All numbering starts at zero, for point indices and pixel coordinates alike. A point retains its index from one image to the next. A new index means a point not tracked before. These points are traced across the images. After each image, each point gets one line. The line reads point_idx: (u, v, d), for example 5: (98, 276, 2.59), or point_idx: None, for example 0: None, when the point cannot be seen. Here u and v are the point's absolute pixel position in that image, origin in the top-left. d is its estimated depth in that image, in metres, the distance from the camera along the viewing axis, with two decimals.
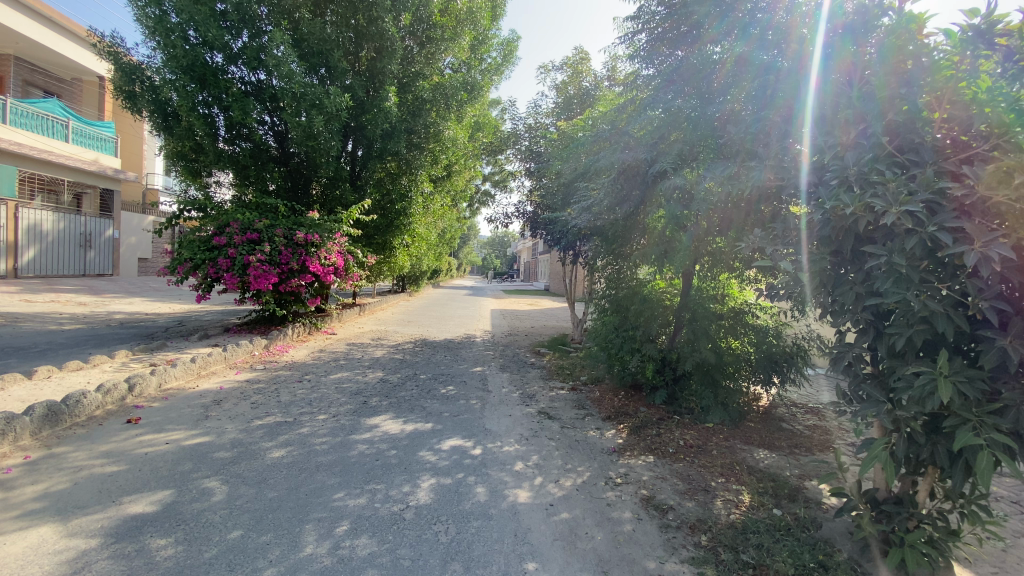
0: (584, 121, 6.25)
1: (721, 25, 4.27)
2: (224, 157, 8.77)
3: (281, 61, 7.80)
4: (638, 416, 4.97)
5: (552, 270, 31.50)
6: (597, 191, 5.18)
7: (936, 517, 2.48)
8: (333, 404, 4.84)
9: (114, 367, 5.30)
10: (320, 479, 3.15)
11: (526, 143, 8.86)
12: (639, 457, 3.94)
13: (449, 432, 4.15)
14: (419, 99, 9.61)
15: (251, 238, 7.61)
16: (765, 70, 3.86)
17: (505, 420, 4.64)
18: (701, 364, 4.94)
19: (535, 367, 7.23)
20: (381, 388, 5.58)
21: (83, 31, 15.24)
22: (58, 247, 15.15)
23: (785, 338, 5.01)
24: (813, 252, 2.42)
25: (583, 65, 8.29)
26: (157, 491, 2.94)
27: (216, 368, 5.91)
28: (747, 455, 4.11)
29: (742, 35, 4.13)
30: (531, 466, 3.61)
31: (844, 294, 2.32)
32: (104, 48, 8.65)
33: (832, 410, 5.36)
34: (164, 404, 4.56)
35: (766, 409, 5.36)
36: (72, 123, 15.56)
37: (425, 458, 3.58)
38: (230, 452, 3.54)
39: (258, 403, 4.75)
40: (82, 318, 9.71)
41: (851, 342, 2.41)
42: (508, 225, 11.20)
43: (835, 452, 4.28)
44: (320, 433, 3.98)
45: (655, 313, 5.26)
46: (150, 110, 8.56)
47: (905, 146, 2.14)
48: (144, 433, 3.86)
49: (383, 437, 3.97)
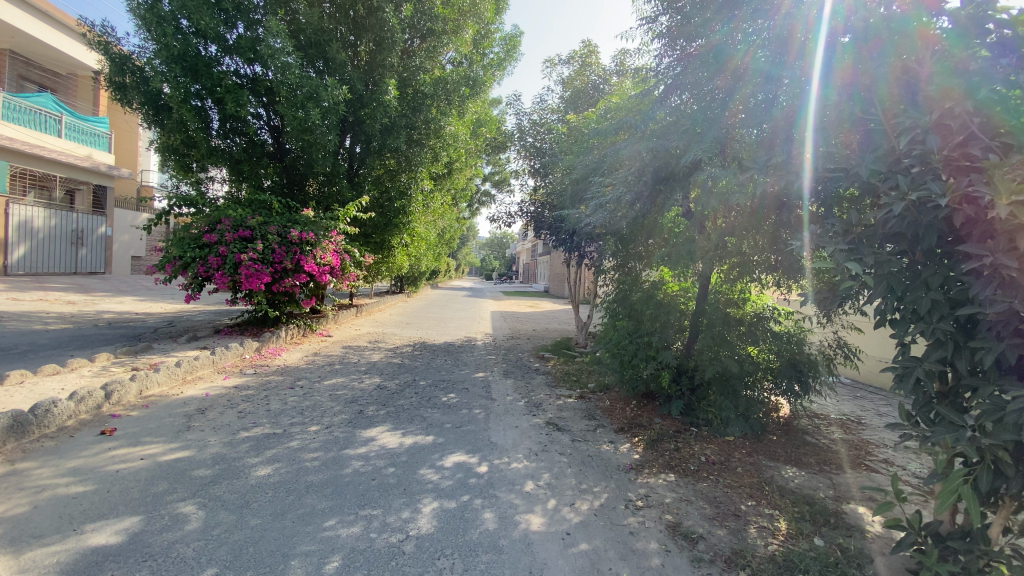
0: (595, 114, 5.96)
1: (725, 26, 4.00)
2: (218, 152, 8.44)
3: (277, 53, 7.47)
4: (653, 428, 4.64)
5: (554, 271, 31.03)
6: (612, 187, 4.81)
7: (1013, 556, 2.18)
8: (327, 413, 4.52)
9: (94, 372, 4.97)
10: (310, 503, 2.82)
11: (530, 140, 8.52)
12: (659, 476, 3.62)
13: (451, 447, 3.82)
14: (418, 94, 9.30)
15: (244, 236, 7.30)
16: (767, 77, 3.72)
17: (511, 433, 4.31)
18: (721, 373, 4.57)
19: (540, 373, 6.91)
20: (379, 395, 5.24)
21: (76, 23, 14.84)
22: (50, 244, 14.81)
23: (808, 346, 4.70)
24: (881, 254, 2.14)
25: (591, 58, 7.96)
26: (124, 518, 2.61)
27: (204, 372, 5.57)
28: (776, 473, 3.80)
29: (745, 37, 3.87)
30: (543, 486, 3.28)
31: (917, 302, 2.05)
32: (93, 37, 8.27)
33: (858, 424, 5.03)
34: (144, 413, 4.22)
35: (787, 419, 5.05)
36: (66, 118, 15.17)
37: (427, 477, 3.26)
38: (211, 469, 3.21)
39: (246, 412, 4.41)
40: (70, 318, 9.37)
41: (920, 357, 2.16)
42: (510, 225, 10.87)
43: (868, 471, 3.97)
44: (311, 447, 3.66)
45: (670, 318, 4.94)
46: (140, 102, 8.21)
47: (998, 127, 1.87)
48: (118, 447, 3.52)
49: (381, 451, 3.64)
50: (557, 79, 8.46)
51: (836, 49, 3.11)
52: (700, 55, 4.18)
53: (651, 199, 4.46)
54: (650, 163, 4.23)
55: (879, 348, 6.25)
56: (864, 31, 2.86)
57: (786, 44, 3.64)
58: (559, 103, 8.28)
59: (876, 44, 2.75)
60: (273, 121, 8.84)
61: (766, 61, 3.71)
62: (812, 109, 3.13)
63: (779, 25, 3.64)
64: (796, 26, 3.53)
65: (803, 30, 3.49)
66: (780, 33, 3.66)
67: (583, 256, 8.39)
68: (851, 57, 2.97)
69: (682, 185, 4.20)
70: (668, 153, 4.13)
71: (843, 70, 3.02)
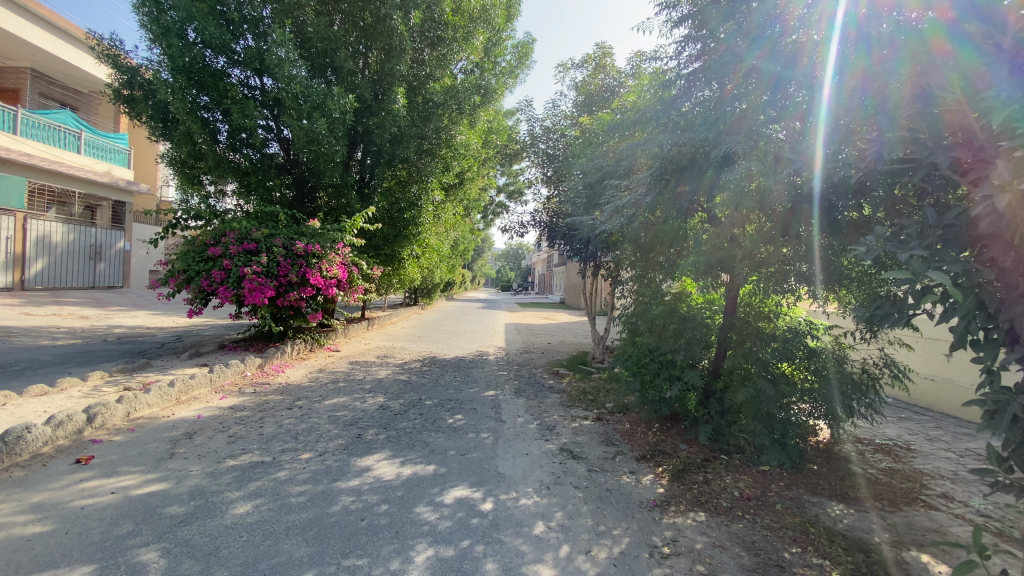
0: (611, 114, 5.61)
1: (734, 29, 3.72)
2: (225, 165, 8.27)
3: (282, 62, 7.26)
4: (678, 456, 4.21)
5: (569, 283, 30.62)
6: (631, 192, 4.39)
7: None
8: (323, 438, 4.19)
9: (83, 393, 4.73)
10: (287, 550, 2.48)
11: (543, 146, 8.23)
12: (687, 515, 3.20)
13: (454, 479, 3.46)
14: (430, 103, 9.09)
15: (248, 249, 7.06)
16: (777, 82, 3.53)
17: (521, 461, 3.91)
18: (755, 396, 4.08)
19: (554, 392, 6.50)
20: (381, 417, 4.89)
21: (84, 35, 14.69)
22: (68, 258, 14.94)
23: (852, 364, 4.25)
24: (967, 263, 1.76)
25: (606, 61, 7.64)
26: (76, 567, 2.30)
27: (200, 393, 5.30)
28: (820, 511, 3.36)
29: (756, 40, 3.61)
30: (555, 529, 2.89)
31: (1016, 322, 1.67)
32: (103, 50, 8.30)
33: (909, 452, 4.53)
34: (127, 438, 3.95)
35: (827, 445, 4.56)
36: (84, 134, 15.38)
37: (423, 516, 2.89)
38: (185, 506, 2.90)
39: (236, 437, 4.10)
40: (80, 333, 9.26)
41: (1015, 389, 1.77)
42: (523, 235, 10.55)
43: (927, 509, 3.48)
44: (299, 479, 3.32)
45: (697, 334, 4.49)
46: (149, 115, 8.15)
47: None
48: (91, 478, 3.25)
49: (375, 485, 3.29)
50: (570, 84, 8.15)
51: (849, 54, 2.97)
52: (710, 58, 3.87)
53: (673, 200, 3.99)
54: (675, 158, 3.76)
55: (935, 366, 5.77)
56: (882, 39, 2.73)
57: (799, 48, 3.42)
58: (573, 108, 7.92)
59: (892, 50, 2.64)
60: (282, 132, 8.60)
61: (778, 63, 3.46)
62: (825, 115, 2.98)
63: (793, 29, 3.43)
64: (810, 30, 3.34)
65: (815, 35, 3.29)
66: (795, 36, 3.44)
67: (600, 265, 7.98)
68: (863, 63, 2.85)
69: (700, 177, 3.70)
70: (702, 142, 3.63)
71: (856, 74, 2.88)
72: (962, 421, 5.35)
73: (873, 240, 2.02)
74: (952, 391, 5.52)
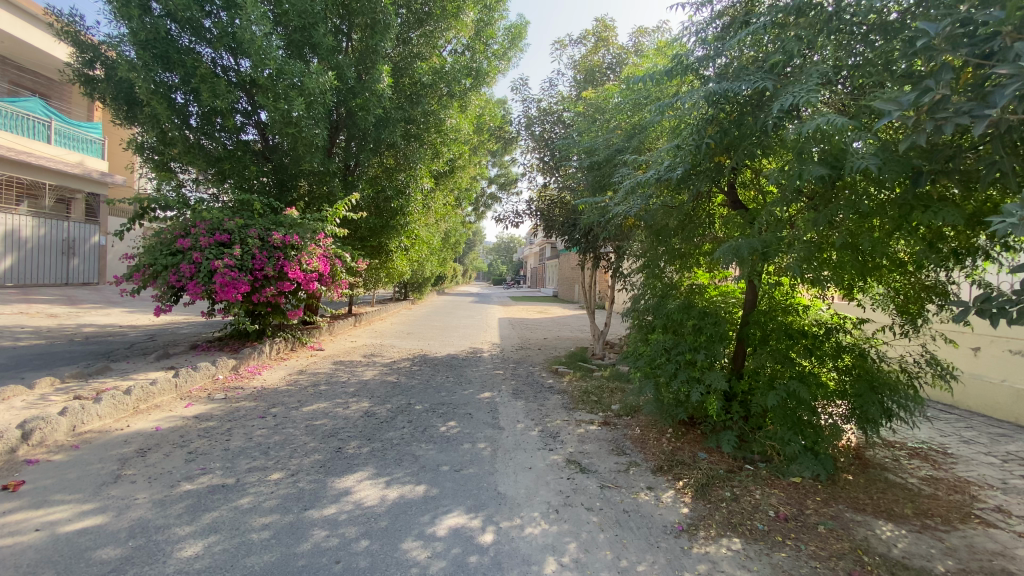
0: (619, 86, 5.14)
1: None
2: (197, 151, 7.65)
3: (253, 36, 6.55)
4: (699, 467, 3.75)
5: (563, 276, 30.33)
6: (649, 169, 3.87)
7: None
8: (297, 453, 3.68)
9: (26, 403, 4.17)
10: None
11: (539, 129, 7.73)
12: (720, 543, 2.74)
13: (448, 503, 2.97)
14: (417, 84, 8.61)
15: (220, 240, 6.47)
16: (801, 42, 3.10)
17: (524, 478, 3.44)
18: (788, 399, 3.62)
19: (555, 392, 6.05)
20: (365, 426, 4.39)
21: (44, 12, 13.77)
22: (39, 254, 14.20)
23: (888, 363, 3.83)
24: None
25: (607, 35, 7.12)
26: None
27: (163, 400, 4.77)
28: (869, 533, 2.93)
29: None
30: (569, 567, 2.41)
31: None
32: (60, 27, 7.60)
33: (947, 459, 4.11)
34: (70, 457, 3.43)
35: (859, 452, 4.13)
36: (55, 122, 14.54)
37: (410, 555, 2.41)
38: (121, 548, 2.39)
39: (197, 454, 3.58)
40: (45, 332, 8.66)
41: None
42: (518, 225, 9.99)
43: (985, 527, 3.07)
44: (264, 508, 2.82)
45: (719, 330, 4.00)
46: (113, 97, 7.54)
47: None
48: (15, 510, 2.73)
49: (354, 513, 2.79)
50: (568, 61, 7.63)
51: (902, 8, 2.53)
52: (728, 21, 3.40)
53: (712, 174, 3.40)
54: (718, 119, 3.16)
55: (971, 363, 5.33)
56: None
57: None
58: (572, 88, 7.42)
59: None
60: (260, 116, 7.98)
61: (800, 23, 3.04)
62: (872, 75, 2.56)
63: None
64: None
65: None
66: None
67: (600, 256, 7.50)
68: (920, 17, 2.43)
69: (762, 143, 3.07)
70: (759, 90, 3.01)
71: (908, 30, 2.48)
72: (998, 422, 4.95)
73: (1014, 210, 1.54)
74: (979, 387, 5.22)
